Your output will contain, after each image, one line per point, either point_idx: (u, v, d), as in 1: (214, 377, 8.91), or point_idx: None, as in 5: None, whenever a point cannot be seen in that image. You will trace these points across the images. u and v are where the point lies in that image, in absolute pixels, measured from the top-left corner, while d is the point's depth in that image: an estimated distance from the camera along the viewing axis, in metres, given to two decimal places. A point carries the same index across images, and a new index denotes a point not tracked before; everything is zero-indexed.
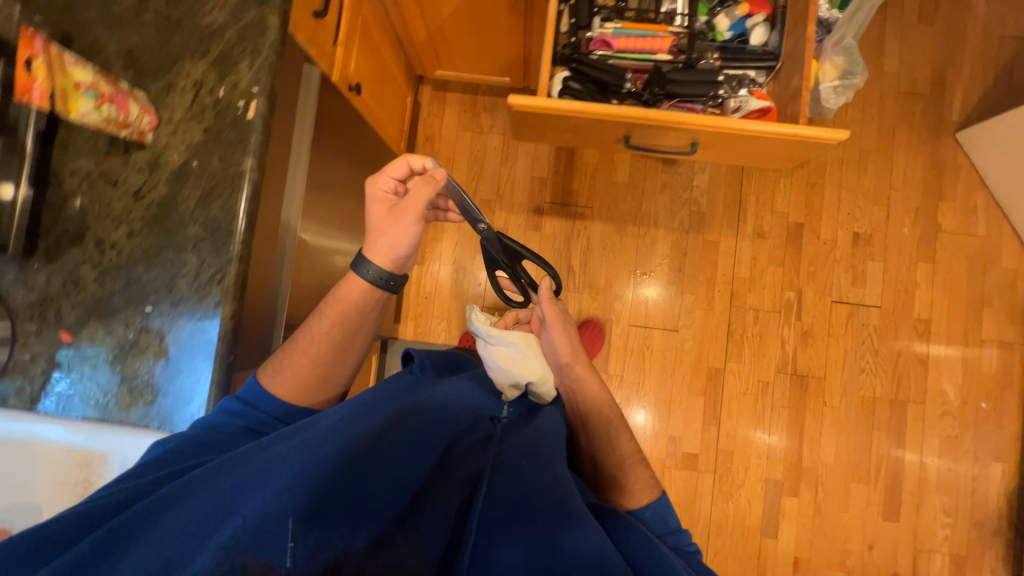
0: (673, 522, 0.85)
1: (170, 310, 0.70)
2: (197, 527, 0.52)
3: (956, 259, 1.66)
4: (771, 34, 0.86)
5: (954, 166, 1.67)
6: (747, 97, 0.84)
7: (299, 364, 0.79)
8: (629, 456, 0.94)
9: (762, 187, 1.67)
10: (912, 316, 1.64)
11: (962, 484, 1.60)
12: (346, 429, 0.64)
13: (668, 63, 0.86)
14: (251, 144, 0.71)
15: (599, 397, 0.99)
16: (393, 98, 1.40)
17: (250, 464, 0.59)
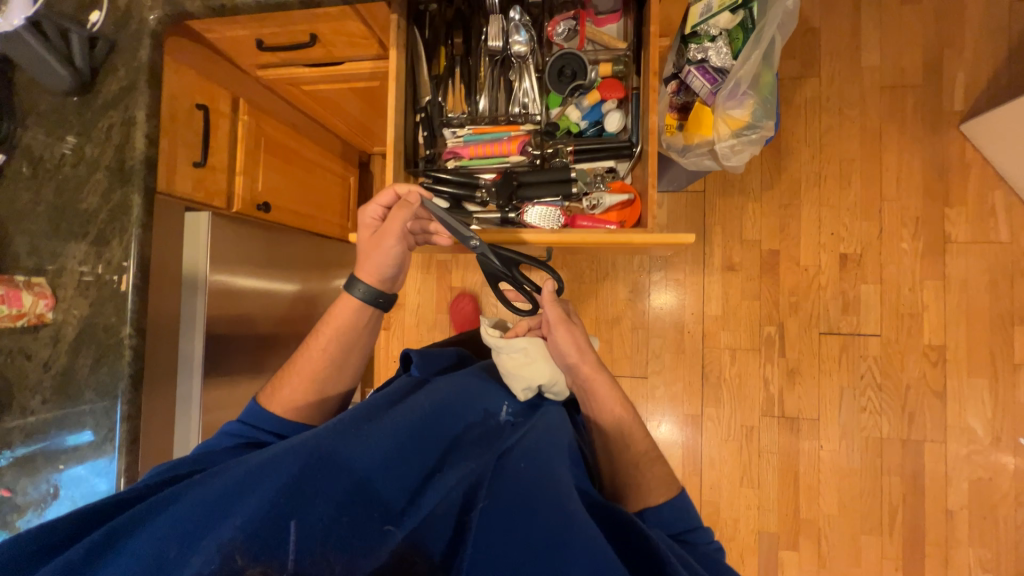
0: (694, 516, 0.76)
1: (78, 461, 0.81)
2: (191, 530, 0.51)
3: (973, 271, 1.43)
4: (627, 118, 0.81)
5: (961, 164, 1.44)
6: (604, 192, 0.81)
7: (297, 382, 0.78)
8: (643, 454, 0.85)
9: (729, 215, 1.54)
10: (921, 343, 1.44)
11: (1001, 533, 1.39)
12: (344, 426, 0.63)
13: (521, 164, 0.84)
14: (127, 311, 0.81)
15: (611, 397, 0.90)
16: (331, 187, 1.44)
17: (243, 468, 0.57)
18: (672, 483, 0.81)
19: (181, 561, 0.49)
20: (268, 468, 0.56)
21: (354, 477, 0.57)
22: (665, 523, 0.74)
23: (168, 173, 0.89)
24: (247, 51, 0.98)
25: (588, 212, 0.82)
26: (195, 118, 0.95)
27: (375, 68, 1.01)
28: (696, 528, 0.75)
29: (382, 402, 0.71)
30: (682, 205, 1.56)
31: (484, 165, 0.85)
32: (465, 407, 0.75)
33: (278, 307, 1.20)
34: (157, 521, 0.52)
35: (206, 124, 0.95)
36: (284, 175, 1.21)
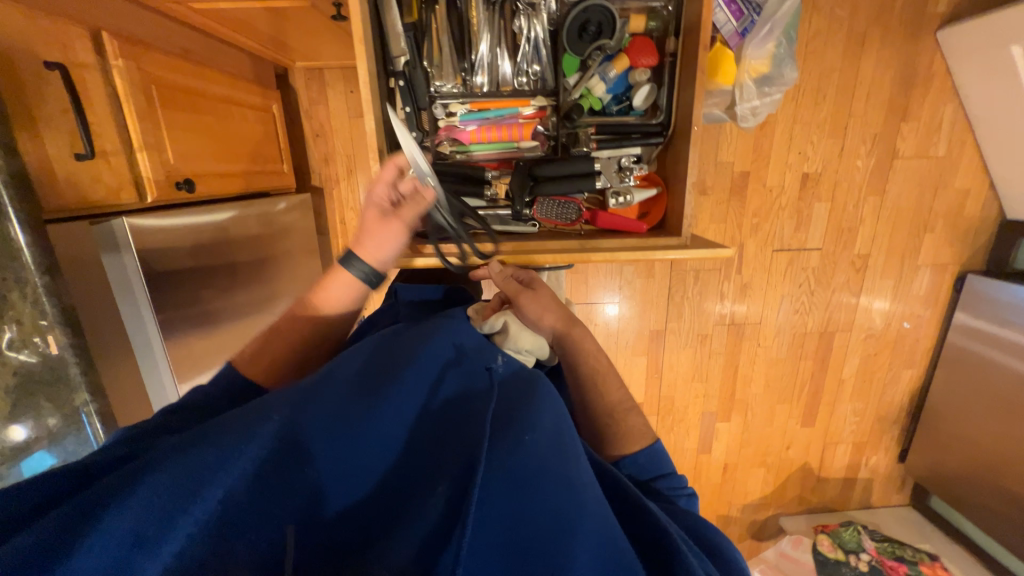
0: (667, 465, 0.83)
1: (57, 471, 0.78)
2: (167, 504, 0.52)
3: (908, 185, 1.56)
4: (658, 91, 0.85)
5: (927, 75, 1.45)
6: (632, 188, 0.87)
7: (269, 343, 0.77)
8: (620, 402, 0.88)
9: (707, 135, 1.48)
10: (852, 253, 1.63)
11: (873, 390, 1.83)
12: (321, 414, 0.62)
13: (535, 150, 0.88)
14: (74, 379, 0.75)
15: (587, 345, 0.91)
16: (264, 134, 1.18)
17: (215, 440, 0.57)
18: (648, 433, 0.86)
19: (158, 538, 0.51)
20: (243, 451, 0.56)
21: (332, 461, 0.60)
22: (638, 469, 0.81)
23: (46, 183, 0.65)
24: None
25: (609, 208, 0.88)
26: (52, 84, 0.65)
27: None
28: (666, 474, 0.82)
29: (362, 375, 0.69)
30: None
31: (493, 150, 0.87)
32: (454, 365, 0.73)
33: (220, 281, 1.07)
34: (138, 492, 0.52)
35: (74, 93, 0.66)
36: (209, 128, 0.98)
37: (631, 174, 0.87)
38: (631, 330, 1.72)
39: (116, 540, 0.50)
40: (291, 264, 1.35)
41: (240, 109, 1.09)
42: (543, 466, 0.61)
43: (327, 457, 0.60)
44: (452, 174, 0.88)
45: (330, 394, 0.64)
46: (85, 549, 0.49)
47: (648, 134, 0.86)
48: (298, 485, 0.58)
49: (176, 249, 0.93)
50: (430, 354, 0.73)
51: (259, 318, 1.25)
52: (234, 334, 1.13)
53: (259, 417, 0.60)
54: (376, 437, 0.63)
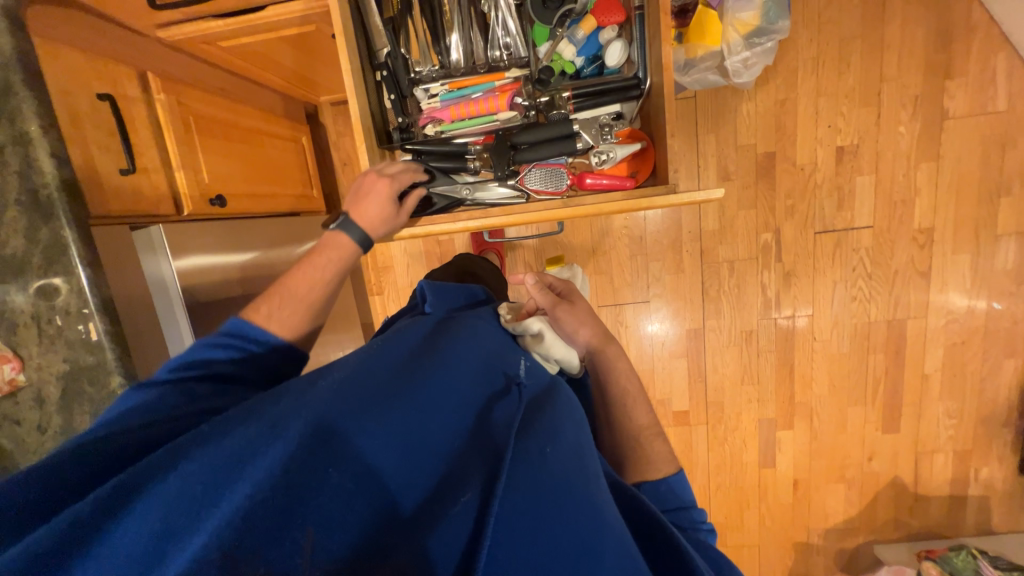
0: (687, 495, 0.75)
1: None
2: (203, 492, 0.48)
3: (968, 147, 1.40)
4: (628, 49, 0.91)
5: (966, 27, 1.33)
6: (616, 146, 0.89)
7: (297, 305, 0.74)
8: (644, 426, 0.83)
9: (723, 119, 1.43)
10: (911, 228, 1.47)
11: (968, 387, 1.56)
12: (353, 408, 0.57)
13: (514, 120, 0.92)
14: (110, 365, 0.76)
15: (619, 364, 0.88)
16: (289, 158, 1.30)
17: (256, 424, 0.54)
18: (669, 464, 0.79)
19: (190, 528, 0.45)
20: (270, 442, 0.51)
21: (374, 449, 0.55)
22: (659, 499, 0.75)
23: (95, 191, 0.77)
24: (138, 8, 0.81)
25: (594, 168, 0.91)
26: (102, 113, 0.79)
27: (306, 12, 0.86)
28: (685, 507, 0.74)
29: (393, 372, 0.65)
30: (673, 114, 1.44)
31: (472, 126, 0.93)
32: (481, 372, 0.72)
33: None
34: (162, 485, 0.48)
35: (119, 120, 0.81)
36: (244, 144, 1.12)
37: (612, 130, 0.90)
38: (666, 329, 1.62)
39: (144, 530, 0.45)
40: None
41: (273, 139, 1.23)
42: (574, 475, 0.59)
43: (359, 454, 0.54)
44: (440, 152, 0.92)
45: (369, 380, 0.62)
46: (116, 540, 0.45)
47: (625, 89, 0.90)
48: (329, 482, 0.50)
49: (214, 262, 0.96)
50: (458, 360, 0.71)
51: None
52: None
53: (287, 410, 0.55)
54: (410, 438, 0.58)
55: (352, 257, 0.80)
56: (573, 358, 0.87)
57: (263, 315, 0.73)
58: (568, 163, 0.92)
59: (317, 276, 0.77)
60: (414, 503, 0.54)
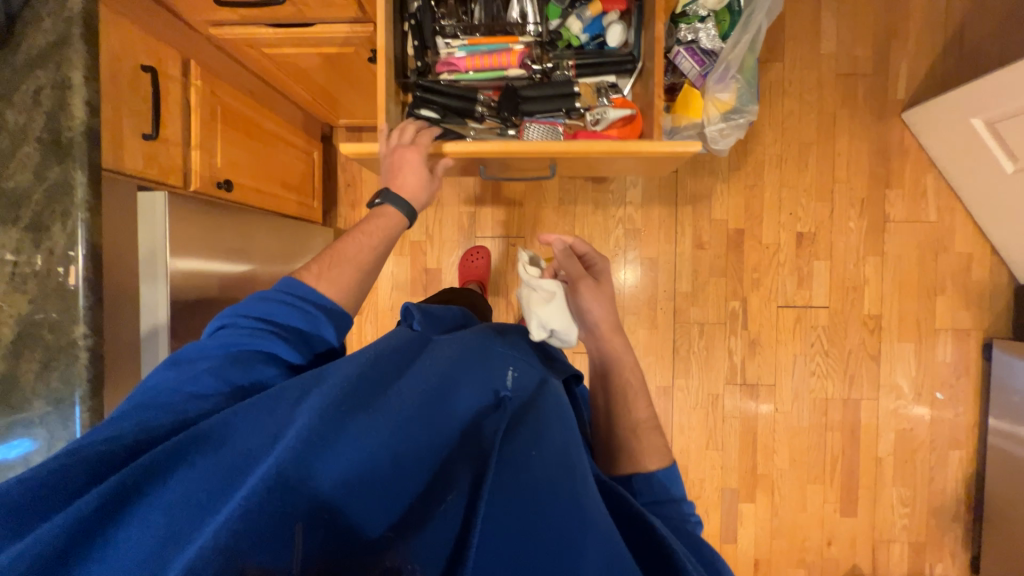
0: (678, 489, 0.73)
1: (59, 421, 0.74)
2: (200, 497, 0.48)
3: (907, 248, 1.59)
4: (627, 33, 1.02)
5: (900, 149, 1.58)
6: (608, 109, 0.99)
7: (347, 269, 0.78)
8: (643, 419, 0.82)
9: (699, 195, 1.61)
10: (862, 312, 1.60)
11: (918, 474, 1.61)
12: (344, 413, 0.54)
13: (521, 77, 1.01)
14: (78, 309, 0.74)
15: (624, 356, 0.89)
16: (297, 162, 1.36)
17: (250, 430, 0.53)
18: (662, 455, 0.78)
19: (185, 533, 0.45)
20: (258, 458, 0.50)
21: (367, 453, 0.53)
22: (648, 490, 0.72)
23: (113, 147, 0.80)
24: (203, 6, 0.91)
25: (591, 127, 1.00)
26: (143, 83, 0.85)
27: (352, 32, 0.99)
28: (674, 500, 0.72)
29: (390, 373, 0.62)
30: (655, 185, 1.62)
31: (483, 78, 1.02)
32: (482, 370, 0.68)
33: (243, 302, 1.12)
34: (160, 490, 0.48)
35: (154, 91, 0.86)
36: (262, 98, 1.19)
37: (607, 95, 1.01)
38: None
39: (141, 532, 0.45)
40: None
41: (287, 145, 1.30)
42: (567, 481, 0.58)
43: (349, 460, 0.52)
44: (450, 94, 1.00)
45: (364, 382, 0.59)
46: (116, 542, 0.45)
47: (621, 62, 1.01)
48: (316, 494, 0.49)
49: (201, 254, 1.00)
50: (453, 363, 0.67)
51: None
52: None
53: (274, 421, 0.54)
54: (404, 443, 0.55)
55: (396, 226, 0.87)
56: (564, 331, 0.85)
57: (313, 277, 0.76)
58: (565, 122, 1.02)
59: (364, 243, 0.82)
60: (404, 510, 0.53)
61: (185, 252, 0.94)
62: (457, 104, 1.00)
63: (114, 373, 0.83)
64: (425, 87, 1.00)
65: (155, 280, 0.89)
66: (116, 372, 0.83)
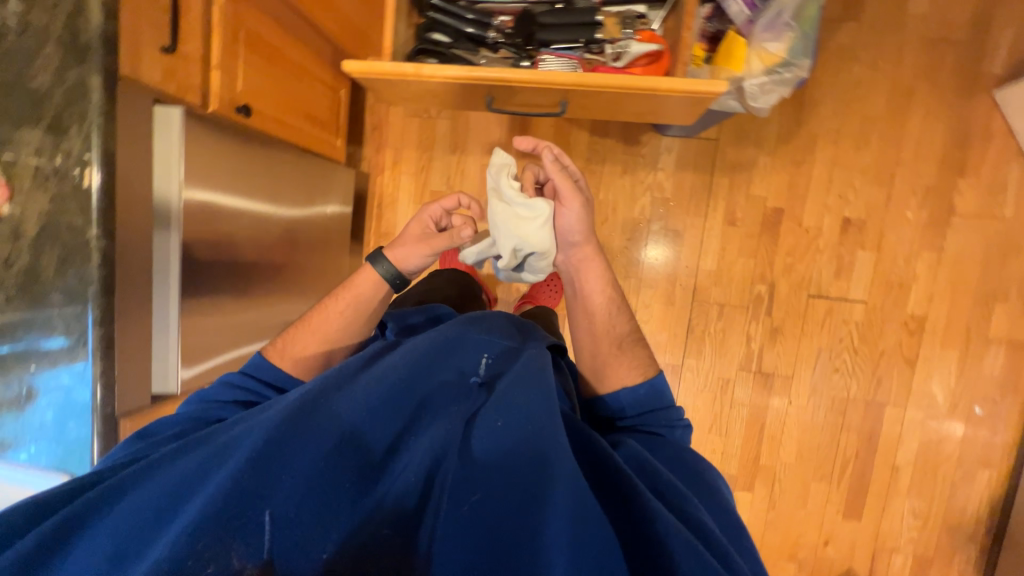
0: (668, 398, 0.86)
1: (74, 314, 0.82)
2: (153, 514, 0.58)
3: (971, 246, 1.42)
4: None
5: (984, 133, 1.39)
6: (632, 42, 0.87)
7: (309, 340, 0.91)
8: (623, 331, 0.94)
9: (737, 167, 1.50)
10: (904, 312, 1.47)
11: (937, 489, 1.51)
12: (279, 437, 0.60)
13: (541, 4, 0.93)
14: (91, 208, 0.80)
15: (601, 277, 0.94)
16: (320, 96, 1.35)
17: (198, 455, 0.62)
18: (649, 365, 0.91)
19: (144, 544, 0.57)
20: (216, 468, 0.60)
21: (297, 476, 0.58)
22: (640, 399, 0.85)
23: (130, 56, 0.82)
24: None
25: (610, 63, 0.90)
26: None
27: None
28: (664, 408, 0.85)
29: (330, 389, 0.67)
30: (690, 152, 1.52)
31: (503, 3, 0.95)
32: (439, 369, 0.71)
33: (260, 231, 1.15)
34: (121, 507, 0.59)
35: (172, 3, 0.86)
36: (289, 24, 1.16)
37: (632, 26, 0.91)
38: None
39: (107, 541, 0.58)
40: (324, 253, 1.45)
41: (313, 78, 1.29)
42: (527, 467, 0.61)
43: (280, 481, 0.58)
44: (464, 17, 0.95)
45: (303, 404, 0.64)
46: (85, 546, 0.58)
47: None
48: (286, 482, 0.58)
49: (218, 175, 0.99)
50: (420, 350, 0.72)
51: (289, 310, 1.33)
52: (262, 295, 1.20)
53: (253, 423, 0.64)
54: (337, 454, 0.61)
55: (367, 291, 0.93)
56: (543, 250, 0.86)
57: (280, 351, 0.91)
58: (582, 56, 0.92)
59: (330, 311, 0.93)
60: (350, 511, 0.59)
61: (200, 175, 0.94)
62: (471, 28, 0.95)
63: (127, 282, 0.87)
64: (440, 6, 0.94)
65: (171, 180, 0.90)
66: (130, 278, 0.87)
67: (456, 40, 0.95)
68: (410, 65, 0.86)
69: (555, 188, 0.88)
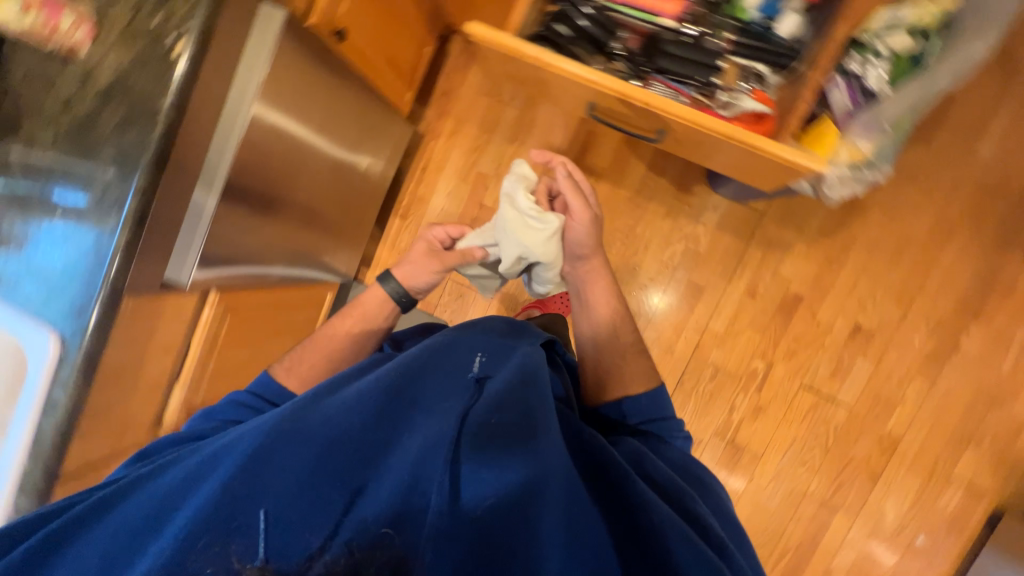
0: (667, 409, 0.93)
1: (118, 176, 0.77)
2: (152, 516, 0.64)
3: (962, 387, 1.48)
4: (799, 26, 0.91)
5: (1006, 287, 1.45)
6: (744, 97, 0.90)
7: (314, 359, 0.97)
8: (629, 347, 1.03)
9: (773, 245, 1.53)
10: (882, 428, 1.51)
11: None
12: (270, 441, 0.65)
13: (670, 31, 0.92)
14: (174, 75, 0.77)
15: (606, 290, 1.09)
16: (406, 45, 1.34)
17: (195, 463, 0.67)
18: (652, 379, 0.98)
19: (141, 546, 0.62)
20: (211, 473, 0.65)
21: (294, 472, 0.63)
22: (642, 409, 0.92)
23: None
24: None
25: (717, 109, 0.91)
26: None
27: None
28: (666, 418, 0.93)
29: (321, 397, 0.72)
30: (734, 216, 1.55)
31: (632, 17, 0.93)
32: (429, 375, 0.74)
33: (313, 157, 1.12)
34: (121, 513, 0.65)
35: None
36: None
37: (749, 82, 0.91)
38: None
39: (106, 544, 0.63)
40: (356, 196, 1.42)
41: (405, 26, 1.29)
42: (515, 472, 0.64)
43: (275, 483, 0.63)
44: (590, 20, 0.93)
45: (295, 411, 0.69)
46: (87, 547, 0.63)
47: (781, 54, 0.90)
48: (278, 479, 0.63)
49: (291, 86, 0.94)
50: (410, 359, 0.76)
51: (310, 243, 1.30)
52: (293, 222, 1.17)
53: (245, 431, 0.69)
54: (329, 450, 0.65)
55: (375, 311, 1.05)
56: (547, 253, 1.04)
57: (285, 370, 0.94)
58: (692, 94, 0.92)
59: (337, 333, 1.01)
60: (347, 504, 0.63)
61: (280, 82, 0.91)
62: (594, 31, 0.93)
63: (180, 163, 0.82)
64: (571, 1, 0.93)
65: (250, 77, 0.86)
66: (186, 158, 0.83)
67: (574, 40, 0.93)
68: (536, 51, 0.86)
69: (568, 203, 1.08)
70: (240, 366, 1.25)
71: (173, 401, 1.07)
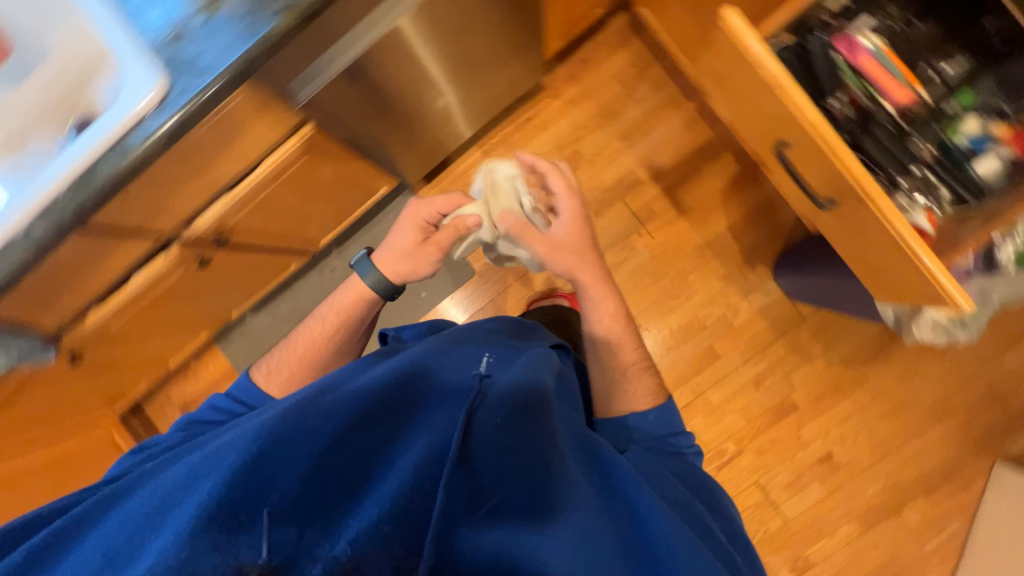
0: (677, 425, 0.95)
1: None
2: (145, 517, 0.57)
3: (886, 549, 1.57)
4: (999, 171, 0.93)
5: (963, 483, 1.56)
6: (918, 209, 0.95)
7: (290, 365, 0.95)
8: (631, 362, 0.98)
9: (797, 351, 1.59)
10: (803, 552, 1.59)
11: None
12: (275, 434, 0.60)
13: (888, 115, 0.95)
14: None
15: (602, 304, 0.97)
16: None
17: (191, 464, 0.61)
18: (664, 394, 0.99)
19: (132, 552, 0.54)
20: (209, 470, 0.59)
21: (303, 462, 0.58)
22: (656, 425, 0.94)
23: None
24: None
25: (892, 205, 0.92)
26: None
27: None
28: (677, 433, 0.95)
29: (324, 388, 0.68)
30: (778, 310, 1.59)
31: (861, 85, 0.96)
32: (432, 379, 0.74)
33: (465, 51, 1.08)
34: (114, 516, 0.60)
35: None
36: None
37: (928, 198, 0.96)
38: None
39: (98, 550, 0.56)
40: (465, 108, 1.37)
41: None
42: (520, 477, 0.65)
43: (277, 477, 0.57)
44: (825, 68, 0.97)
45: (301, 400, 0.65)
46: (76, 554, 0.57)
47: (967, 189, 0.94)
48: (282, 459, 0.58)
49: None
50: (410, 360, 0.76)
51: (411, 130, 1.25)
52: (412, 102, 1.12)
53: (241, 431, 0.63)
54: (339, 437, 0.61)
55: (361, 307, 0.97)
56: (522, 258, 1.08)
57: (266, 374, 0.95)
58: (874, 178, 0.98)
59: (318, 335, 0.97)
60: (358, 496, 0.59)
61: None
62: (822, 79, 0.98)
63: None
64: (819, 41, 0.97)
65: None
66: None
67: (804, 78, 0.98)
68: (775, 65, 0.71)
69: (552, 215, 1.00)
70: (283, 211, 1.18)
71: (210, 212, 0.98)
